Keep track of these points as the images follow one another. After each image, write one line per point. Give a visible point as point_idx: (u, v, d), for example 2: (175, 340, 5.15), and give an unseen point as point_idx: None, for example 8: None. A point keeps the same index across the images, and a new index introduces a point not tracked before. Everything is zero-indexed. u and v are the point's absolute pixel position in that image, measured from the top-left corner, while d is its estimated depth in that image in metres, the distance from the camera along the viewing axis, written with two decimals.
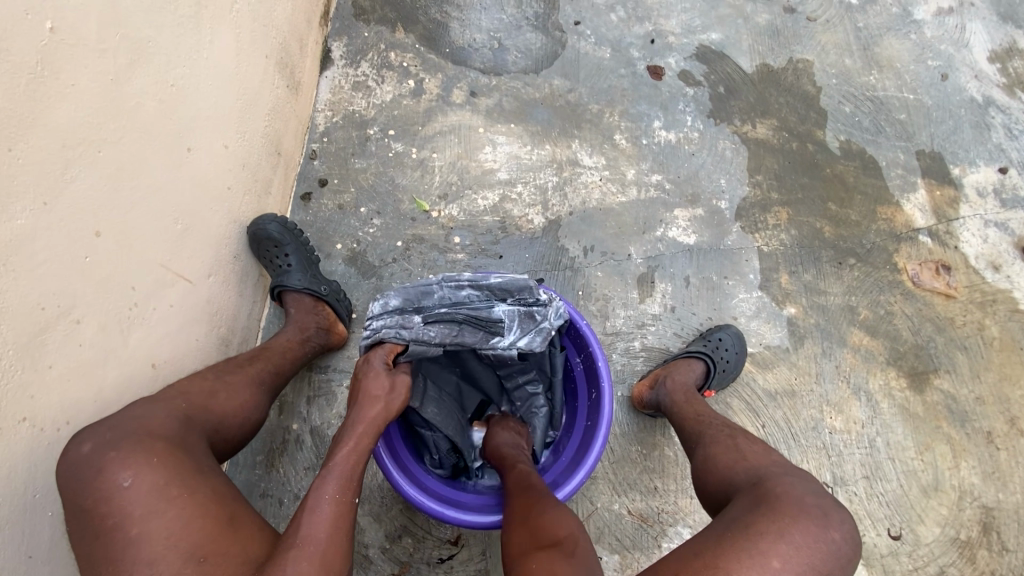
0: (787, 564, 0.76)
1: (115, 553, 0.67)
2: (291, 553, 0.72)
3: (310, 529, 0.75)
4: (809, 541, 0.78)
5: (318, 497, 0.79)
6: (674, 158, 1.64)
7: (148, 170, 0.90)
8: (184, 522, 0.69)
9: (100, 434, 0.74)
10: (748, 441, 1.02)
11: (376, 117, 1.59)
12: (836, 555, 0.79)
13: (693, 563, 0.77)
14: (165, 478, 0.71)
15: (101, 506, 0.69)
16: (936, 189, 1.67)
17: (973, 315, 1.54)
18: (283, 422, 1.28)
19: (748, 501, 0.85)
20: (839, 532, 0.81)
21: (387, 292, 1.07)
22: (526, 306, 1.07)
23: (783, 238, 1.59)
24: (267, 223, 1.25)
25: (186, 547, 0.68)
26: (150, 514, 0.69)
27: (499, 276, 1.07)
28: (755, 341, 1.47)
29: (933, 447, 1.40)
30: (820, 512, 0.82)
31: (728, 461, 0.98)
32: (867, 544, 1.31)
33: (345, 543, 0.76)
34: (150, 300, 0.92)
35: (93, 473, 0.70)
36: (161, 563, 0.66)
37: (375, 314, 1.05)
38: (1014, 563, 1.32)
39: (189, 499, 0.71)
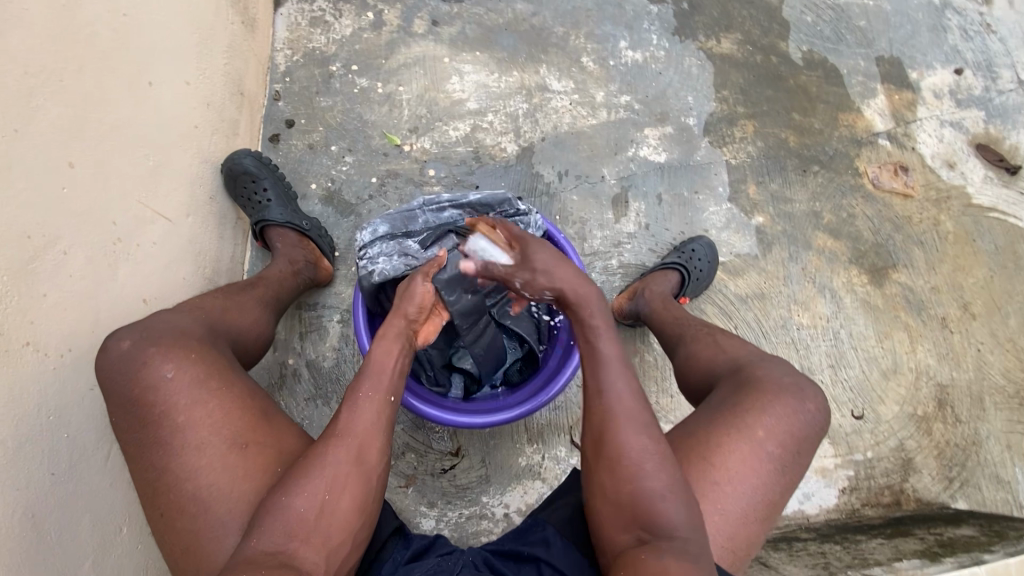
0: (771, 434, 0.84)
1: (165, 435, 0.78)
2: (329, 442, 0.79)
3: (349, 423, 0.81)
4: (787, 413, 0.86)
5: (356, 392, 0.84)
6: (641, 77, 1.64)
7: (111, 103, 0.89)
8: (223, 412, 0.80)
9: (138, 332, 0.83)
10: (726, 336, 1.08)
11: (338, 53, 1.56)
12: (811, 422, 0.87)
13: (688, 441, 0.85)
14: (203, 373, 0.82)
15: (147, 396, 0.79)
16: (895, 94, 1.71)
17: (929, 212, 1.62)
18: (279, 358, 1.33)
19: (731, 385, 0.92)
20: (814, 403, 0.88)
21: (376, 222, 1.15)
22: (507, 217, 1.16)
23: (750, 150, 1.63)
24: (242, 158, 1.26)
25: (228, 434, 0.79)
26: (194, 403, 0.80)
27: (477, 194, 1.17)
28: (726, 251, 1.54)
29: (892, 335, 1.51)
30: (797, 387, 0.89)
31: (707, 354, 1.03)
32: (833, 425, 1.42)
33: (381, 438, 0.82)
34: (133, 236, 0.93)
35: (136, 368, 0.80)
36: (208, 444, 0.78)
37: (368, 242, 1.14)
38: (966, 432, 1.44)
39: (226, 392, 0.82)
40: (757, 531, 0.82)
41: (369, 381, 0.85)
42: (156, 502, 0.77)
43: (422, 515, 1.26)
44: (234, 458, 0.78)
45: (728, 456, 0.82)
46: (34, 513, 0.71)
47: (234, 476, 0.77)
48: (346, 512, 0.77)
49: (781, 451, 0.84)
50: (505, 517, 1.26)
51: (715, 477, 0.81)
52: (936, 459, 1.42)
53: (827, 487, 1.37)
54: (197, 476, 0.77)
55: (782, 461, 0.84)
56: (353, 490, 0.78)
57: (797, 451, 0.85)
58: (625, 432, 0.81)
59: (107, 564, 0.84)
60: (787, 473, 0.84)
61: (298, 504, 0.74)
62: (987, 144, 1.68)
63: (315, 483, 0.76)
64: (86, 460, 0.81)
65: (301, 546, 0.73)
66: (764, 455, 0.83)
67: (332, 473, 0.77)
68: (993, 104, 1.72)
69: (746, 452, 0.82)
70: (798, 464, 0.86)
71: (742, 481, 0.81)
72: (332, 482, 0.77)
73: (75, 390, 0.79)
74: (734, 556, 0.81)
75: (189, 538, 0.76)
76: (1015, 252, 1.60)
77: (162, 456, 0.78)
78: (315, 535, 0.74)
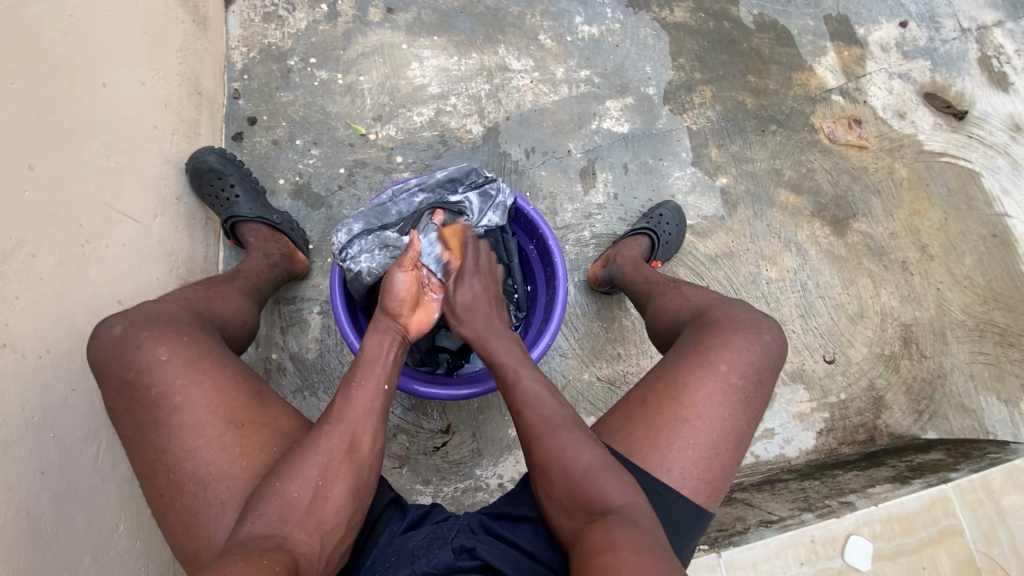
0: (732, 366, 0.91)
1: (162, 417, 0.80)
2: (324, 430, 0.81)
3: (343, 411, 0.83)
4: (746, 345, 0.93)
5: (352, 380, 0.86)
6: (599, 51, 1.66)
7: (66, 106, 0.90)
8: (218, 392, 0.82)
9: (127, 319, 0.84)
10: (690, 288, 1.16)
11: (294, 47, 1.55)
12: (770, 352, 0.95)
13: (658, 385, 0.92)
14: (196, 354, 0.84)
15: (143, 378, 0.81)
16: (845, 51, 1.75)
17: (883, 161, 1.68)
18: (263, 354, 1.34)
19: (692, 330, 0.99)
20: (770, 335, 0.96)
21: (348, 222, 1.14)
22: (478, 187, 1.20)
23: (710, 114, 1.66)
24: (206, 156, 1.26)
25: (225, 413, 0.81)
26: (189, 384, 0.81)
27: (442, 172, 1.19)
28: (693, 214, 1.58)
29: (857, 281, 1.57)
30: (753, 323, 0.97)
31: (674, 306, 1.12)
32: (807, 371, 1.48)
33: (376, 423, 0.85)
34: (100, 237, 0.95)
35: (130, 352, 0.81)
36: (204, 423, 0.80)
37: (347, 242, 1.12)
38: (932, 366, 1.52)
39: (219, 373, 0.84)
40: (731, 460, 0.88)
41: (366, 368, 0.88)
42: (155, 482, 0.79)
43: (418, 493, 1.29)
44: (231, 437, 0.80)
45: (696, 392, 0.89)
46: (27, 510, 0.73)
47: (232, 456, 0.80)
48: (339, 495, 0.79)
49: (744, 382, 0.91)
50: (500, 487, 1.30)
51: (684, 412, 0.88)
52: (905, 395, 1.49)
53: (805, 430, 1.43)
54: (196, 455, 0.79)
55: (746, 391, 0.91)
56: (347, 475, 0.80)
57: (759, 379, 0.92)
58: (545, 430, 0.85)
59: (105, 559, 0.86)
60: (752, 402, 0.91)
61: (292, 487, 0.77)
62: (935, 93, 1.74)
63: (309, 467, 0.78)
64: (73, 458, 0.83)
65: (295, 527, 0.75)
66: (728, 386, 0.90)
67: (326, 458, 0.79)
68: (938, 53, 1.77)
69: (711, 386, 0.89)
70: (761, 392, 0.92)
71: (710, 413, 0.88)
72: (327, 469, 0.79)
73: (56, 390, 0.81)
74: (711, 487, 0.86)
75: (189, 516, 0.78)
76: (967, 194, 1.67)
77: (160, 437, 0.79)
78: (310, 515, 0.76)
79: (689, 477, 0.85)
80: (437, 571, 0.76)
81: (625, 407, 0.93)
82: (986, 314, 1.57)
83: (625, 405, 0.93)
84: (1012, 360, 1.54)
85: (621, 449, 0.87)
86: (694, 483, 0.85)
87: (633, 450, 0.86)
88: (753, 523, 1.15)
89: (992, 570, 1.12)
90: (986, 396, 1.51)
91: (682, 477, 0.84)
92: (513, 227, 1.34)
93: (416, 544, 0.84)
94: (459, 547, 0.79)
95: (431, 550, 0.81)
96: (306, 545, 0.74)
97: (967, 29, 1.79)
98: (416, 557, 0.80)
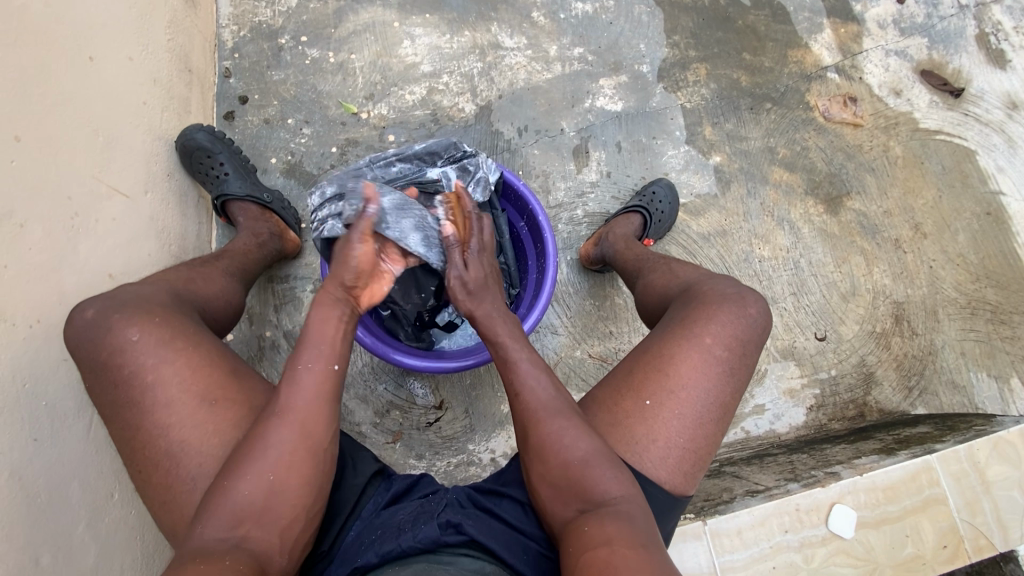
0: (717, 339, 0.91)
1: (137, 395, 0.80)
2: (274, 420, 0.78)
3: (289, 401, 0.79)
4: (732, 319, 0.94)
5: (297, 364, 0.81)
6: (593, 28, 1.64)
7: (54, 77, 0.91)
8: (192, 372, 0.82)
9: (101, 302, 0.84)
10: (680, 263, 1.17)
11: (285, 25, 1.54)
12: (754, 325, 0.95)
13: (643, 357, 0.93)
14: (168, 333, 0.83)
15: (117, 358, 0.81)
16: (842, 28, 1.73)
17: (878, 139, 1.67)
18: (256, 331, 1.35)
19: (681, 303, 1.00)
20: (755, 308, 0.96)
21: (322, 184, 1.11)
22: (456, 160, 1.20)
23: (704, 92, 1.64)
24: (195, 134, 1.26)
25: (198, 392, 0.81)
26: (161, 362, 0.81)
27: (422, 144, 1.19)
28: (687, 192, 1.58)
29: (850, 260, 1.57)
30: (737, 297, 0.97)
31: (663, 282, 1.13)
32: (799, 348, 1.49)
33: (328, 412, 0.80)
34: (90, 212, 0.95)
35: (104, 333, 0.81)
36: (177, 402, 0.80)
37: (319, 206, 1.10)
38: (923, 343, 1.53)
39: (192, 352, 0.83)
40: (715, 429, 0.89)
41: (310, 352, 0.82)
42: (135, 457, 0.80)
43: (412, 468, 1.30)
44: (203, 415, 0.80)
45: (680, 363, 0.90)
46: (20, 476, 0.74)
47: (203, 435, 0.80)
48: (295, 496, 0.77)
49: (728, 353, 0.91)
50: (492, 461, 1.32)
51: (670, 383, 0.89)
52: (896, 371, 1.50)
53: (795, 407, 1.44)
54: (168, 433, 0.79)
55: (730, 363, 0.91)
56: (304, 470, 0.78)
57: (743, 352, 0.93)
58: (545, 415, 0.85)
59: (100, 526, 0.87)
60: (736, 374, 0.92)
61: (246, 486, 0.75)
62: (931, 70, 1.72)
63: (262, 465, 0.76)
64: (66, 428, 0.84)
65: (254, 527, 0.74)
66: (712, 358, 0.90)
67: (279, 451, 0.77)
68: (936, 31, 1.75)
69: (696, 358, 0.90)
70: (745, 363, 0.93)
71: (694, 384, 0.89)
72: (280, 465, 0.77)
73: (48, 359, 0.82)
74: (696, 456, 0.88)
75: (165, 492, 0.79)
76: (962, 172, 1.66)
77: (136, 414, 0.80)
78: (266, 514, 0.75)
79: (673, 445, 0.87)
80: (422, 545, 0.79)
81: (613, 379, 0.94)
82: (978, 292, 1.58)
83: (613, 378, 0.95)
84: (1002, 337, 1.55)
85: (607, 420, 0.89)
86: (678, 452, 0.87)
87: (619, 421, 0.88)
88: (739, 494, 1.17)
89: (976, 538, 1.15)
90: (976, 372, 1.52)
91: (666, 446, 0.86)
92: (501, 202, 1.36)
93: (402, 517, 0.85)
94: (444, 522, 0.82)
95: (416, 525, 0.82)
96: (265, 541, 0.75)
97: (965, 5, 1.77)
98: (402, 530, 0.82)
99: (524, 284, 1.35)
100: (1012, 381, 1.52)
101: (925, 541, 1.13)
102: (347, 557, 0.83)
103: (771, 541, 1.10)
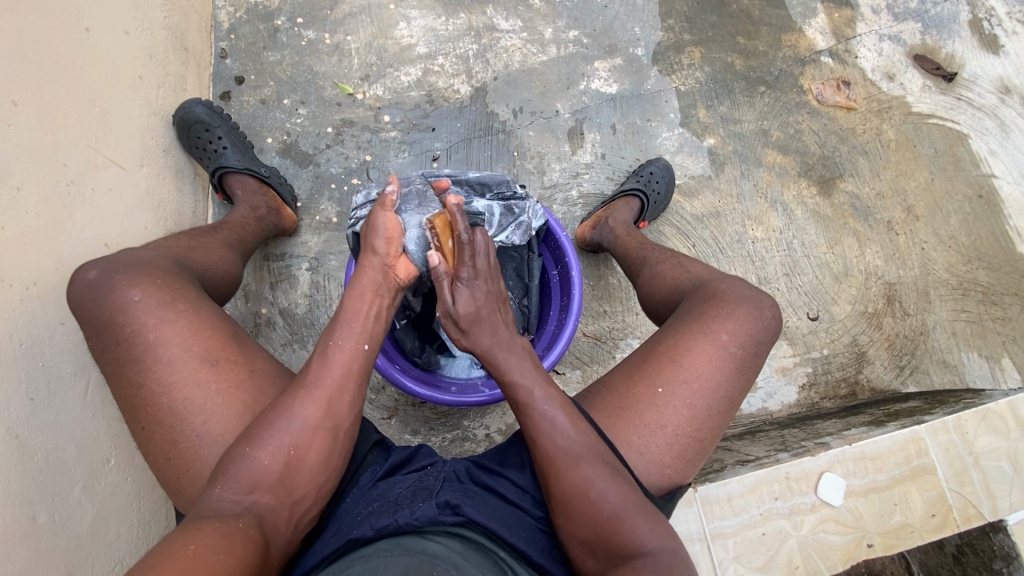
0: (733, 335, 0.93)
1: (138, 353, 0.80)
2: (300, 395, 0.79)
3: (321, 375, 0.80)
4: (749, 317, 0.95)
5: (329, 340, 0.83)
6: (588, 11, 1.65)
7: (50, 46, 0.92)
8: (194, 332, 0.82)
9: (104, 264, 0.85)
10: (692, 261, 1.18)
11: (281, 6, 1.54)
12: (769, 328, 0.97)
13: (657, 346, 0.94)
14: (169, 295, 0.84)
15: (118, 319, 0.81)
16: (836, 12, 1.74)
17: (871, 123, 1.68)
18: (252, 308, 1.36)
19: (697, 297, 1.01)
20: (771, 312, 0.98)
21: (370, 185, 1.14)
22: (504, 199, 1.18)
23: (698, 75, 1.65)
24: (193, 107, 1.27)
25: (201, 351, 0.82)
26: (162, 323, 0.81)
27: (477, 173, 1.20)
28: (680, 174, 1.59)
29: (842, 241, 1.59)
30: (755, 299, 0.98)
31: (675, 275, 1.14)
32: (791, 327, 1.50)
33: (354, 390, 0.82)
34: (86, 180, 0.97)
35: (106, 294, 0.82)
36: (179, 361, 0.80)
37: (360, 205, 1.13)
38: (915, 324, 1.54)
39: (194, 314, 0.84)
40: (721, 421, 0.90)
41: (342, 330, 0.84)
42: (135, 416, 0.80)
43: (407, 443, 1.32)
44: (207, 374, 0.81)
45: (696, 356, 0.91)
46: (17, 433, 0.76)
47: (209, 394, 0.80)
48: (313, 464, 0.78)
49: (742, 351, 0.93)
50: (487, 437, 1.33)
51: (683, 373, 0.90)
52: (887, 351, 1.51)
53: (787, 385, 1.45)
54: (173, 390, 0.80)
55: (743, 360, 0.92)
56: (322, 444, 0.78)
57: (756, 351, 0.94)
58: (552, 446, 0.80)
59: (98, 489, 0.89)
60: (747, 372, 0.93)
61: (263, 455, 0.75)
62: (924, 55, 1.73)
63: (282, 434, 0.76)
64: (62, 391, 0.85)
65: (266, 493, 0.74)
66: (727, 354, 0.92)
67: (300, 425, 0.77)
68: (929, 16, 1.76)
69: (710, 351, 0.91)
70: (756, 363, 0.94)
71: (707, 377, 0.90)
72: (300, 437, 0.77)
73: (45, 322, 0.83)
74: (699, 445, 0.89)
75: (169, 449, 0.79)
76: (954, 155, 1.67)
77: (137, 372, 0.80)
78: (282, 482, 0.75)
79: (681, 433, 0.87)
80: (419, 523, 0.73)
81: (625, 367, 0.95)
82: (970, 273, 1.59)
83: (625, 366, 0.95)
84: (994, 318, 1.56)
85: (616, 402, 0.90)
86: (685, 439, 0.88)
87: (629, 403, 0.89)
88: (730, 463, 1.20)
89: (964, 507, 1.16)
90: (967, 352, 1.53)
91: (674, 432, 0.87)
92: (542, 248, 1.34)
93: (400, 493, 0.81)
94: (443, 502, 0.76)
95: (415, 502, 0.77)
96: (275, 510, 0.74)
97: None
98: (399, 507, 0.76)
99: (541, 333, 1.32)
100: (1003, 361, 1.53)
101: (913, 509, 1.15)
102: (342, 531, 0.77)
103: (762, 508, 1.12)
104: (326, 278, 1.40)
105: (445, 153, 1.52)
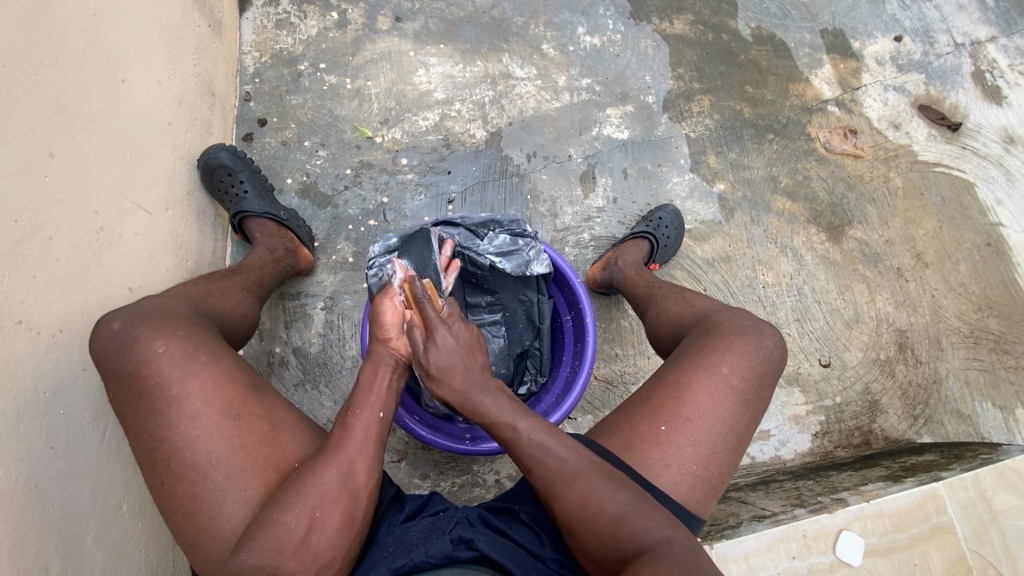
0: (734, 368, 0.93)
1: (163, 407, 0.80)
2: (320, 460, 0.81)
3: (340, 442, 0.83)
4: (749, 350, 0.95)
5: (348, 412, 0.86)
6: (601, 60, 1.70)
7: (88, 99, 0.96)
8: (215, 384, 0.83)
9: (126, 314, 0.86)
10: (696, 296, 1.18)
11: (305, 53, 1.59)
12: (771, 357, 0.97)
13: (662, 383, 0.94)
14: (190, 347, 0.84)
15: (142, 370, 0.81)
16: (841, 63, 1.79)
17: (878, 170, 1.70)
18: (266, 347, 1.37)
19: (698, 331, 1.02)
20: (772, 342, 0.98)
21: (388, 234, 1.15)
22: (513, 234, 1.19)
23: (708, 122, 1.69)
24: (218, 152, 1.30)
25: (223, 406, 0.82)
26: (185, 375, 0.82)
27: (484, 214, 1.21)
28: (691, 219, 1.61)
29: (852, 287, 1.60)
30: (755, 329, 0.99)
31: (678, 311, 1.14)
32: (803, 373, 1.50)
33: (373, 458, 0.84)
34: (115, 228, 1.00)
35: (129, 346, 0.82)
36: (202, 414, 0.81)
37: (380, 255, 1.13)
38: (927, 372, 1.53)
39: (216, 366, 0.85)
40: (728, 457, 0.89)
41: (360, 399, 0.87)
42: (157, 470, 0.80)
43: (416, 487, 1.31)
44: (229, 428, 0.81)
45: (699, 392, 0.91)
46: (36, 484, 0.76)
47: (232, 447, 0.81)
48: (335, 526, 0.77)
49: (745, 384, 0.93)
50: (497, 482, 1.33)
51: (686, 410, 0.89)
52: (901, 400, 1.50)
53: (800, 433, 1.44)
54: (195, 446, 0.79)
55: (745, 393, 0.92)
56: (343, 505, 0.79)
57: (760, 383, 0.94)
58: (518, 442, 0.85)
59: (109, 537, 0.88)
60: (751, 405, 0.93)
61: (289, 519, 0.76)
62: (929, 105, 1.77)
63: (305, 499, 0.77)
64: (80, 438, 0.86)
65: (288, 558, 0.74)
66: (729, 387, 0.92)
67: (319, 490, 0.78)
68: (933, 67, 1.81)
69: (713, 385, 0.91)
70: (760, 396, 0.94)
71: (710, 412, 0.90)
72: (321, 499, 0.78)
73: (69, 369, 0.84)
74: (709, 483, 0.87)
75: (190, 503, 0.79)
76: (961, 204, 1.69)
77: (158, 425, 0.80)
78: (305, 546, 0.75)
79: (687, 472, 0.86)
80: (434, 559, 0.73)
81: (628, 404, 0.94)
82: (981, 321, 1.59)
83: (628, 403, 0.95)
84: (1007, 367, 1.55)
85: (622, 444, 0.88)
86: (692, 477, 0.86)
87: (635, 444, 0.88)
88: (745, 518, 1.18)
89: (985, 569, 1.13)
90: (981, 402, 1.52)
91: (681, 470, 0.86)
92: (553, 289, 1.33)
93: (414, 535, 0.80)
94: (456, 537, 0.76)
95: (429, 540, 0.77)
96: None
97: (960, 43, 1.83)
98: (414, 546, 0.76)
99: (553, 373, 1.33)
100: (1017, 411, 1.52)
101: (934, 570, 1.13)
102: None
103: (778, 567, 1.11)
104: (340, 317, 1.41)
105: (460, 195, 1.55)
